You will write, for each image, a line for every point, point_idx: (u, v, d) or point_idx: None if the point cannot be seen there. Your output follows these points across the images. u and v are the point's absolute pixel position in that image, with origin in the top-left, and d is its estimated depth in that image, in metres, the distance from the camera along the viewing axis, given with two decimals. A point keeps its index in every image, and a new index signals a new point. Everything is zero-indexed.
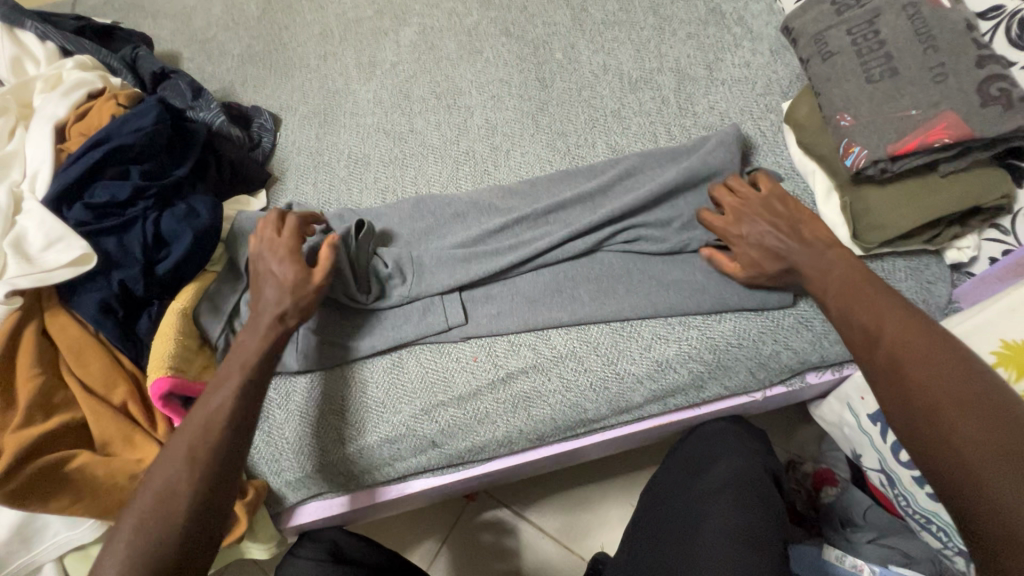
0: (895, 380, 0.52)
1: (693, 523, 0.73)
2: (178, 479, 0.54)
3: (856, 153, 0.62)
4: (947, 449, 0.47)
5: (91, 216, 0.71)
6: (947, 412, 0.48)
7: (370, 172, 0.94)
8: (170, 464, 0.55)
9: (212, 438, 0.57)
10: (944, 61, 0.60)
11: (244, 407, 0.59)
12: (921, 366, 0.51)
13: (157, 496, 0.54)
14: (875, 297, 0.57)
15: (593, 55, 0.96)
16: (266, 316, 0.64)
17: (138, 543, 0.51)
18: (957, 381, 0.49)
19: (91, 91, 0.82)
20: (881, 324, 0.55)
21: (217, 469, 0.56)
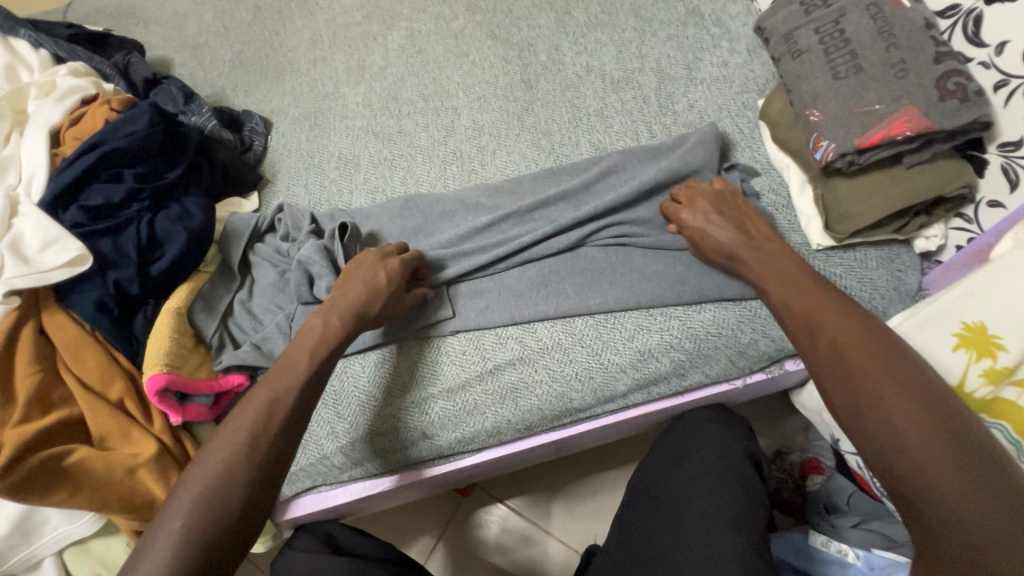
0: (839, 373, 0.53)
1: (678, 506, 0.75)
2: (238, 468, 0.53)
3: (825, 147, 0.65)
4: (892, 444, 0.48)
5: (86, 218, 0.73)
6: (891, 407, 0.49)
7: (360, 173, 0.96)
8: (231, 450, 0.54)
9: (276, 429, 0.56)
10: (905, 57, 0.63)
11: (304, 399, 0.60)
12: (862, 361, 0.52)
13: (214, 482, 0.52)
14: (817, 293, 0.59)
15: (576, 56, 0.99)
16: (348, 307, 0.66)
17: (193, 530, 0.50)
18: (894, 378, 0.51)
19: (85, 97, 0.84)
20: (821, 319, 0.56)
21: (278, 461, 0.56)
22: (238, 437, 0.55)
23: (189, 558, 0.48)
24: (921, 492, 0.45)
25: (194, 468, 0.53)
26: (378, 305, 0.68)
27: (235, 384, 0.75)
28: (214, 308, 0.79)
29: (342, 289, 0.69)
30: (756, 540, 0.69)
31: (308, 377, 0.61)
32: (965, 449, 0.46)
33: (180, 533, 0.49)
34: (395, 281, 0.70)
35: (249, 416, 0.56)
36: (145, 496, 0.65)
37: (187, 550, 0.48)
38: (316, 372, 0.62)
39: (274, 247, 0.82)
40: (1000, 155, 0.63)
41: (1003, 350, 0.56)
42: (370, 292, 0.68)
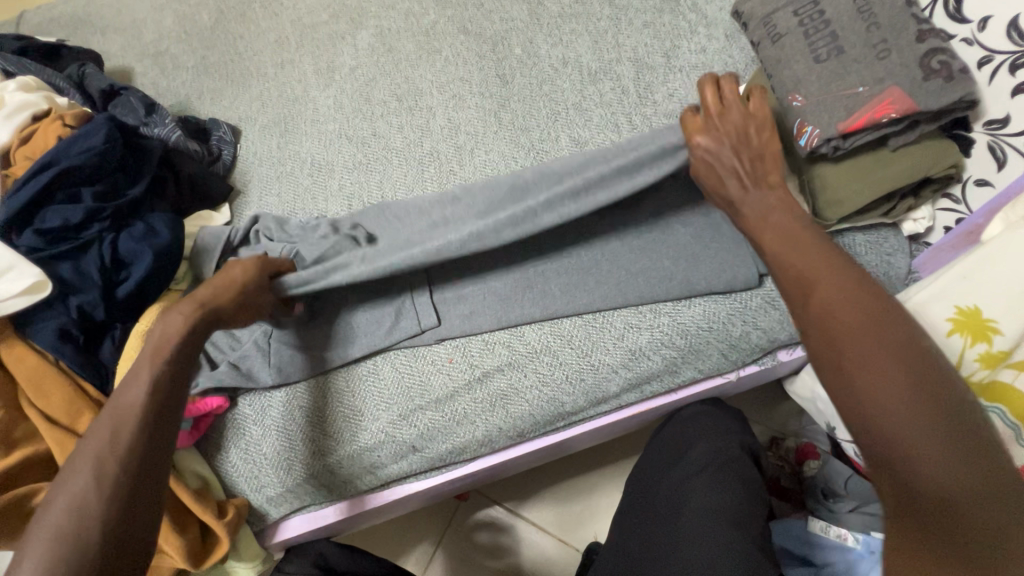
0: (827, 349, 0.47)
1: (675, 503, 0.74)
2: (89, 501, 0.47)
3: (809, 133, 0.63)
4: (873, 414, 0.42)
5: (43, 242, 0.70)
6: (881, 388, 0.43)
7: (334, 179, 0.93)
8: (79, 484, 0.48)
9: (125, 445, 0.50)
10: (887, 37, 0.62)
11: (158, 407, 0.54)
12: (855, 333, 0.45)
13: (58, 527, 0.46)
14: (813, 250, 0.52)
15: (552, 48, 0.96)
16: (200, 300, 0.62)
17: (54, 546, 0.45)
18: (890, 351, 0.44)
19: (36, 113, 0.80)
20: (814, 283, 0.49)
21: (135, 484, 0.50)
22: (87, 466, 0.49)
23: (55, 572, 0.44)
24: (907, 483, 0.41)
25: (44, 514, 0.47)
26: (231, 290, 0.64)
27: (213, 406, 0.73)
28: None
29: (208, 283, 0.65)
30: (756, 534, 0.68)
31: (163, 381, 0.55)
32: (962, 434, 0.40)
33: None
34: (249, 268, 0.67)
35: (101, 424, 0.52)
36: None
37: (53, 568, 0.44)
38: (173, 374, 0.56)
39: None
40: (987, 133, 0.61)
41: (998, 334, 0.55)
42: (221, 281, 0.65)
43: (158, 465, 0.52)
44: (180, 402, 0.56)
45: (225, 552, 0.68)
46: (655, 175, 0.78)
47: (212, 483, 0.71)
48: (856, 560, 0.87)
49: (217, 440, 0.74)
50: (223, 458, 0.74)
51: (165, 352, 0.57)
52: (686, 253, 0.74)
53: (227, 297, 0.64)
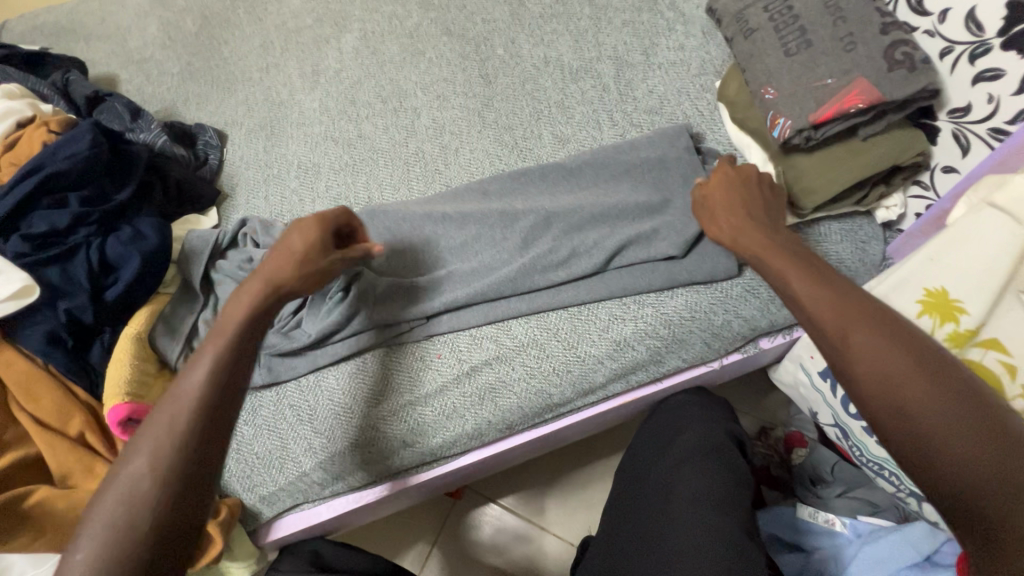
0: (880, 397, 0.46)
1: (663, 493, 0.75)
2: (143, 491, 0.47)
3: (782, 124, 0.65)
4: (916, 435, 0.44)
5: (29, 248, 0.69)
6: (943, 431, 0.43)
7: (321, 181, 0.93)
8: (136, 471, 0.48)
9: (182, 433, 0.50)
10: (853, 30, 0.64)
11: (218, 397, 0.52)
12: (906, 378, 0.45)
13: (116, 512, 0.46)
14: (842, 294, 0.51)
15: (534, 48, 0.98)
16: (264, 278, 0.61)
17: (122, 514, 0.46)
18: (943, 390, 0.44)
19: (20, 120, 0.80)
20: (852, 330, 0.49)
21: (189, 478, 0.49)
22: (147, 451, 0.49)
23: (117, 546, 0.45)
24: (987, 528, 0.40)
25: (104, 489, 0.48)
26: (296, 263, 0.62)
27: None
28: (176, 330, 0.76)
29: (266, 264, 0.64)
30: (741, 518, 0.69)
31: (220, 370, 0.53)
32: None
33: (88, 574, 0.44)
34: (320, 239, 0.64)
35: (167, 410, 0.51)
36: None
37: (116, 539, 0.45)
38: (234, 364, 0.55)
39: (238, 263, 0.80)
40: (950, 121, 0.64)
41: (964, 313, 0.56)
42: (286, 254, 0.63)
43: (213, 456, 0.51)
44: (234, 401, 0.54)
45: (215, 556, 0.67)
46: (636, 169, 0.80)
47: None
48: (843, 544, 0.87)
49: None
50: None
51: (221, 348, 0.55)
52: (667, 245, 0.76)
53: (293, 272, 0.62)
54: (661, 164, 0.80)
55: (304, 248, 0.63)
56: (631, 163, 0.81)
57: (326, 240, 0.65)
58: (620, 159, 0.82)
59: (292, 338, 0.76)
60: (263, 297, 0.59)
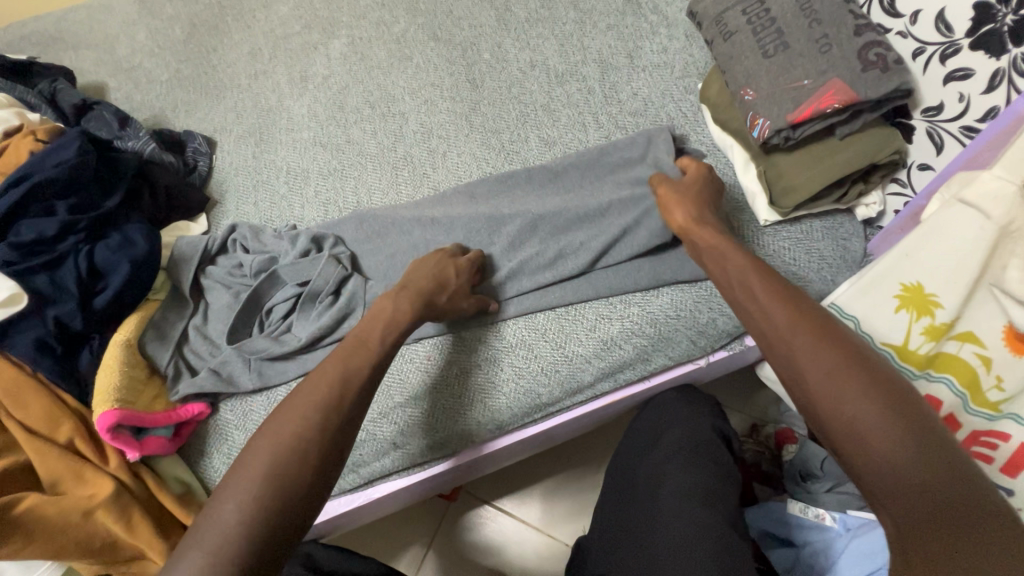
0: (818, 392, 0.47)
1: (651, 488, 0.76)
2: (306, 454, 0.52)
3: (761, 124, 0.67)
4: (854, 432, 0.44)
5: (17, 255, 0.70)
6: (870, 424, 0.44)
7: (310, 186, 0.94)
8: (297, 433, 0.53)
9: (345, 412, 0.56)
10: (828, 32, 0.66)
11: (370, 388, 0.59)
12: (844, 375, 0.46)
13: (278, 463, 0.51)
14: (793, 299, 0.53)
15: (520, 52, 0.99)
16: (417, 291, 0.69)
17: (280, 466, 0.51)
18: (874, 386, 0.45)
19: (8, 129, 0.80)
20: (799, 330, 0.50)
21: (338, 452, 0.54)
22: (307, 414, 0.54)
23: (274, 495, 0.49)
24: (902, 517, 0.41)
25: (263, 441, 0.53)
26: (444, 294, 0.70)
27: (195, 413, 0.74)
28: (167, 336, 0.77)
29: (411, 270, 0.72)
30: (728, 512, 0.71)
31: (373, 366, 0.61)
32: (945, 461, 0.41)
33: (235, 519, 0.48)
34: (464, 277, 0.72)
35: (323, 383, 0.57)
36: (106, 538, 0.64)
37: (271, 489, 0.50)
38: (380, 358, 0.62)
39: (227, 269, 0.81)
40: (925, 120, 0.65)
41: (940, 307, 0.59)
42: (438, 279, 0.70)
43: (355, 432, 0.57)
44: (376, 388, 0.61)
45: None
46: (620, 171, 0.81)
47: (196, 488, 0.72)
48: (834, 537, 0.86)
49: (200, 445, 0.75)
50: (205, 462, 0.74)
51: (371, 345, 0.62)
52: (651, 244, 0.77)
53: (443, 295, 0.70)
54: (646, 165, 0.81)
55: (455, 280, 0.71)
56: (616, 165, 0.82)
57: (468, 276, 0.73)
58: (605, 161, 0.83)
59: (282, 342, 0.76)
60: (416, 304, 0.67)
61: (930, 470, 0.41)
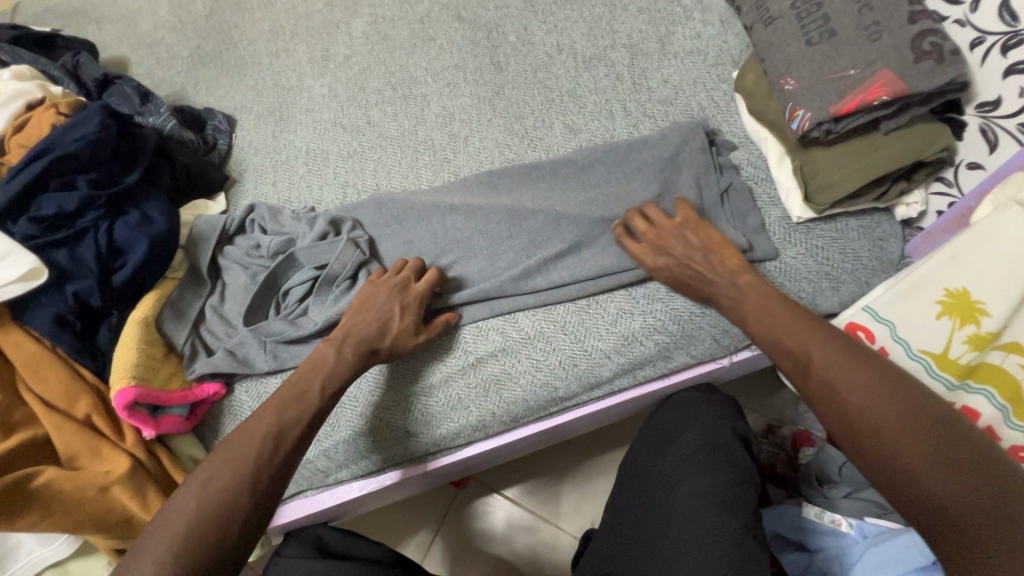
0: (829, 407, 0.50)
1: (665, 488, 0.75)
2: (248, 477, 0.54)
3: (800, 116, 0.64)
4: (888, 456, 0.45)
5: (38, 229, 0.70)
6: (907, 446, 0.44)
7: (329, 168, 0.93)
8: (231, 478, 0.53)
9: (278, 463, 0.56)
10: (879, 19, 0.62)
11: (305, 438, 0.59)
12: (870, 404, 0.47)
13: (218, 483, 0.52)
14: (797, 322, 0.57)
15: (547, 35, 0.96)
16: (362, 338, 0.67)
17: (223, 482, 0.53)
18: (901, 397, 0.47)
19: (30, 101, 0.80)
20: (819, 367, 0.52)
21: (280, 474, 0.56)
22: (253, 432, 0.56)
23: (215, 508, 0.51)
24: (941, 521, 0.41)
25: (215, 457, 0.54)
26: (388, 339, 0.68)
27: (210, 393, 0.74)
28: (183, 316, 0.77)
29: (360, 307, 0.70)
30: (745, 515, 0.69)
31: None
32: (984, 472, 0.41)
33: (157, 571, 0.47)
34: (410, 317, 0.70)
35: (272, 402, 0.60)
36: (122, 514, 0.64)
37: (213, 500, 0.51)
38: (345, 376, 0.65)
39: (244, 249, 0.81)
40: (979, 116, 0.62)
41: (986, 316, 0.56)
42: (382, 325, 0.68)
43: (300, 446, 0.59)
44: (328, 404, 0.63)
45: None
46: (646, 163, 0.79)
47: None
48: (849, 544, 0.83)
49: (214, 426, 0.75)
50: (219, 442, 0.75)
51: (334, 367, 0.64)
52: None
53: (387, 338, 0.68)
54: (676, 156, 0.78)
55: (400, 321, 0.69)
56: (642, 156, 0.79)
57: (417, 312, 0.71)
58: (631, 150, 0.80)
59: (298, 325, 0.75)
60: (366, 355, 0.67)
61: (952, 472, 0.42)
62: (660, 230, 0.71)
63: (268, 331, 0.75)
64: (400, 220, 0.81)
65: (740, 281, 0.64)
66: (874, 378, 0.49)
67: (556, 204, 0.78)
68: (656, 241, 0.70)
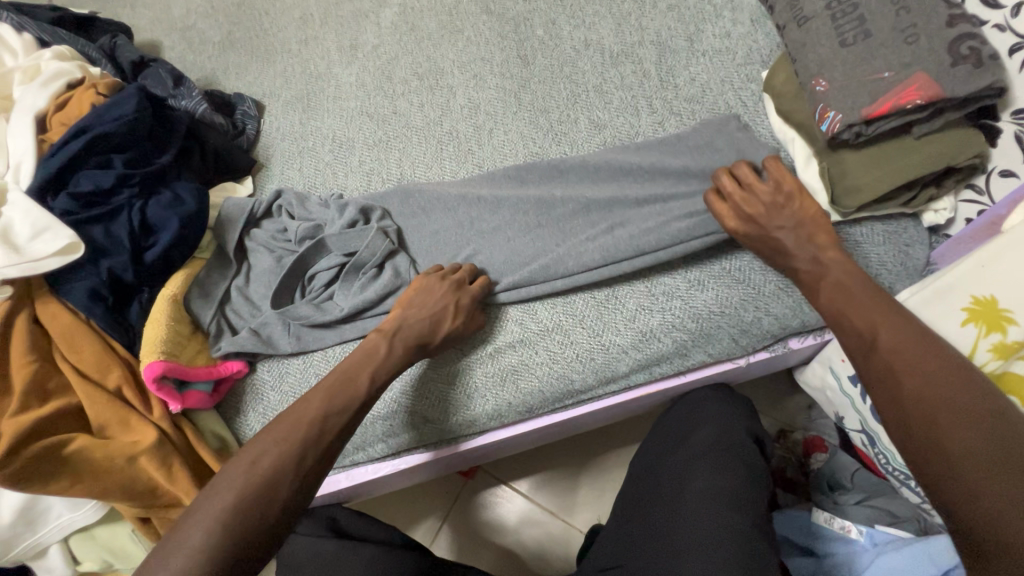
0: (885, 388, 0.53)
1: (677, 485, 0.75)
2: (295, 456, 0.56)
3: (831, 118, 0.63)
4: (939, 444, 0.47)
5: (75, 205, 0.72)
6: (962, 438, 0.46)
7: (355, 156, 0.94)
8: (278, 455, 0.55)
9: (320, 447, 0.57)
10: (916, 21, 0.61)
11: (350, 424, 0.61)
12: (931, 393, 0.50)
13: (266, 459, 0.54)
14: (873, 305, 0.58)
15: (575, 30, 0.96)
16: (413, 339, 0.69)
17: (272, 458, 0.55)
18: (965, 392, 0.49)
19: (71, 81, 0.83)
20: (888, 351, 0.54)
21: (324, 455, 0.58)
22: (304, 414, 0.58)
23: (262, 483, 0.53)
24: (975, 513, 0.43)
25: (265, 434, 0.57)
26: (438, 336, 0.70)
27: (234, 371, 0.76)
28: (210, 295, 0.78)
29: (414, 300, 0.72)
30: (758, 515, 0.70)
31: None
32: None
33: (206, 539, 0.49)
34: (462, 318, 0.71)
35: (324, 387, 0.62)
36: (147, 483, 0.66)
37: (261, 475, 0.53)
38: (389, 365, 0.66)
39: (270, 233, 0.83)
40: (1014, 122, 0.61)
41: (1012, 323, 0.56)
42: (434, 322, 0.69)
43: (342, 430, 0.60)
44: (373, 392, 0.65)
45: None
46: (670, 161, 0.79)
47: (229, 443, 0.75)
48: (859, 552, 0.83)
49: (237, 403, 0.77)
50: (241, 419, 0.77)
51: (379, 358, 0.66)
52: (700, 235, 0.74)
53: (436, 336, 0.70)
54: (703, 156, 0.78)
55: (451, 320, 0.70)
56: (666, 153, 0.80)
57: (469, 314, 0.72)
58: (655, 148, 0.80)
59: (324, 310, 0.77)
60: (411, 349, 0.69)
61: (1001, 468, 0.44)
62: (750, 197, 0.69)
63: (293, 315, 0.76)
64: (424, 208, 0.82)
65: (823, 256, 0.64)
66: (943, 369, 0.51)
67: (579, 199, 0.79)
68: (749, 205, 0.69)
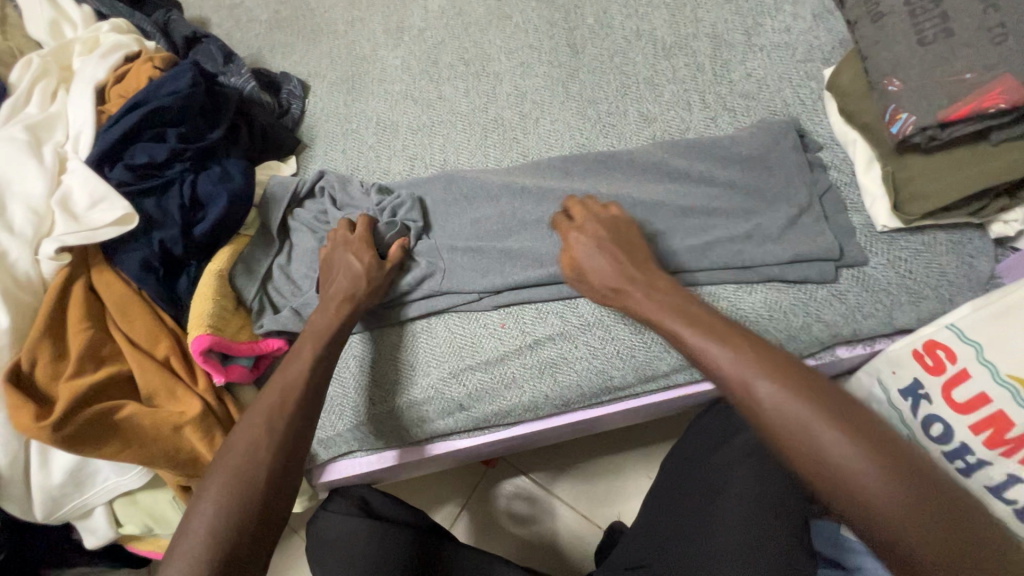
0: (826, 482, 0.45)
1: (714, 490, 0.73)
2: (279, 429, 0.58)
3: (903, 119, 0.61)
4: (898, 548, 0.42)
5: (131, 176, 0.74)
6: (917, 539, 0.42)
7: (398, 140, 0.94)
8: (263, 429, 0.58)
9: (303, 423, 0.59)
10: (1005, 21, 0.59)
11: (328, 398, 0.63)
12: (881, 490, 0.43)
13: (255, 436, 0.57)
14: (783, 375, 0.49)
15: (627, 20, 0.94)
16: (337, 296, 0.70)
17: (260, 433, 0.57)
18: (910, 477, 0.43)
19: (128, 54, 0.84)
20: (822, 440, 0.45)
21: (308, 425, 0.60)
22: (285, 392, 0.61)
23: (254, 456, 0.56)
24: None
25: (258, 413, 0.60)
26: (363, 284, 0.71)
27: (274, 348, 0.76)
28: (254, 272, 0.79)
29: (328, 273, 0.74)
30: (795, 525, 0.69)
31: None
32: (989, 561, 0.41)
33: (212, 521, 0.52)
34: (365, 258, 0.73)
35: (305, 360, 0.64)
36: (190, 453, 0.67)
37: (252, 448, 0.56)
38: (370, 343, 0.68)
39: (313, 214, 0.83)
40: None
41: None
42: (349, 274, 0.72)
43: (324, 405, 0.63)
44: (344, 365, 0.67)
45: None
46: (722, 158, 0.77)
47: None
48: None
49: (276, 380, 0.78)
50: None
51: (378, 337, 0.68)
52: (751, 236, 0.72)
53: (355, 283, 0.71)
54: (758, 154, 0.75)
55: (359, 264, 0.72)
56: (718, 150, 0.77)
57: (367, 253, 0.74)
58: (707, 144, 0.78)
59: None
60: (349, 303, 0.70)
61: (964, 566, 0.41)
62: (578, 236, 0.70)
63: None
64: (468, 196, 0.82)
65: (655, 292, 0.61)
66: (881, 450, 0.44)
67: (626, 193, 0.77)
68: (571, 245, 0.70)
